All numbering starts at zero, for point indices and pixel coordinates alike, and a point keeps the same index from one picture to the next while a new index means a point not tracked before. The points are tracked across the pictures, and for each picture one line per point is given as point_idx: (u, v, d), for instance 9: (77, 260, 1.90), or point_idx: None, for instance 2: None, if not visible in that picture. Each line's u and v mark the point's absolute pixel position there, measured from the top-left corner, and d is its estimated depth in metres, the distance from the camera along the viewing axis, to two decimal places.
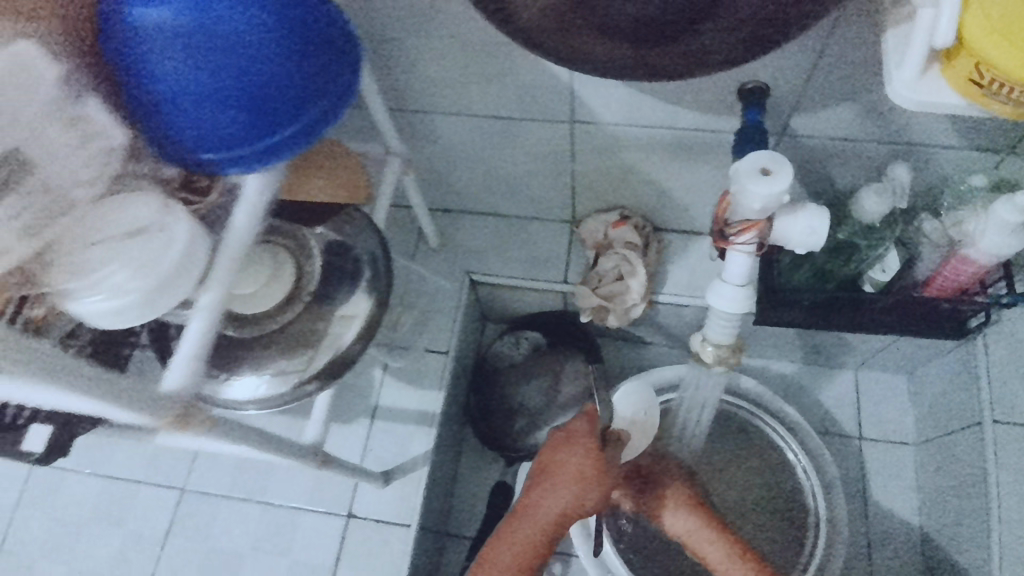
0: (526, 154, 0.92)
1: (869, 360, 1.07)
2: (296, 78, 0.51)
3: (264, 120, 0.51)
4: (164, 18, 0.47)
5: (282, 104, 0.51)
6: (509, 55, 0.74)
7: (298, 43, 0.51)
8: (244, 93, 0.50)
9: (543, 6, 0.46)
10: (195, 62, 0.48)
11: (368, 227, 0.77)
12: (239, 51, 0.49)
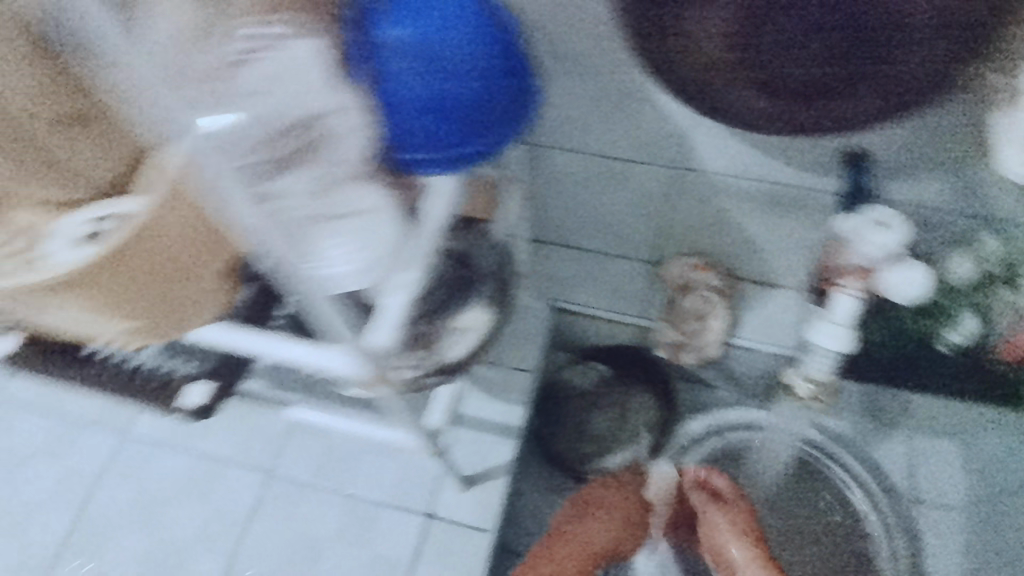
0: (628, 194, 0.99)
1: (920, 420, 1.12)
2: (496, 98, 0.58)
3: (464, 132, 0.58)
4: (404, 36, 0.54)
5: (480, 119, 0.58)
6: (643, 104, 0.82)
7: (504, 68, 0.58)
8: (453, 108, 0.56)
9: (720, 36, 0.57)
10: (418, 77, 0.55)
11: (491, 242, 0.84)
12: (456, 72, 0.56)
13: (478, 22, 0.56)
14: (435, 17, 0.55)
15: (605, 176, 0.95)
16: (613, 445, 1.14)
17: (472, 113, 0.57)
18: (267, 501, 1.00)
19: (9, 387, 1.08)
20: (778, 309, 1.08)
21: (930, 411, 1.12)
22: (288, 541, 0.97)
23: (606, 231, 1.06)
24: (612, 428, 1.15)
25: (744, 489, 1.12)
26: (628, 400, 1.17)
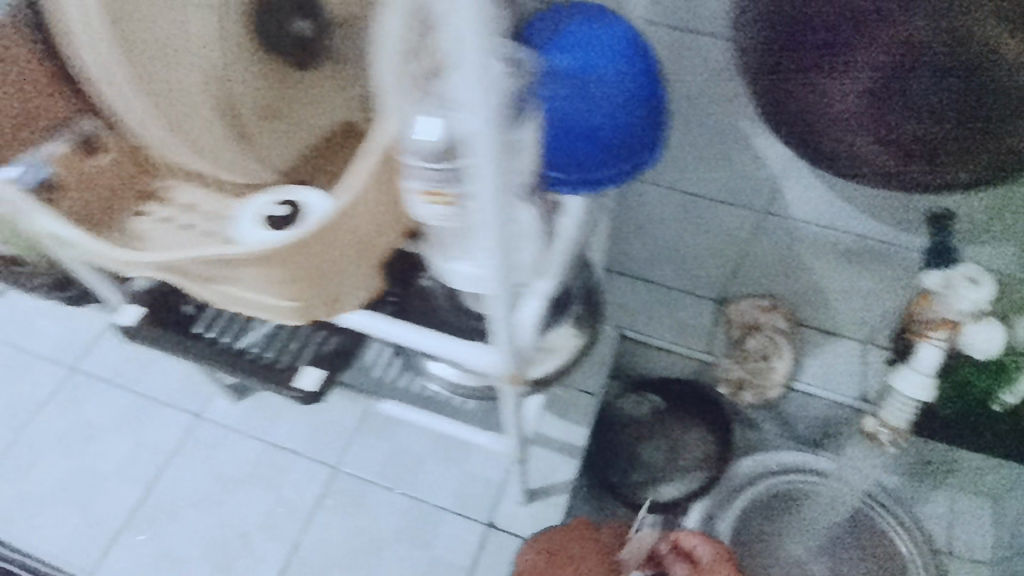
0: (708, 234, 1.02)
1: (972, 484, 1.12)
2: (635, 127, 0.62)
3: (604, 156, 0.62)
4: (562, 65, 0.59)
5: (620, 145, 0.62)
6: (741, 148, 0.86)
7: (645, 99, 0.62)
8: (596, 133, 0.61)
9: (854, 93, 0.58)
10: (566, 104, 0.60)
11: (582, 264, 0.88)
12: (604, 105, 0.60)
13: (626, 56, 0.60)
14: (595, 53, 0.59)
15: (688, 213, 0.99)
16: (665, 480, 1.11)
17: (612, 139, 0.61)
18: (332, 494, 1.02)
19: (94, 361, 1.13)
20: (836, 356, 1.12)
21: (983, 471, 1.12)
22: (352, 535, 0.99)
23: (679, 265, 1.09)
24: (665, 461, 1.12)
25: (798, 532, 1.09)
26: (685, 436, 1.14)
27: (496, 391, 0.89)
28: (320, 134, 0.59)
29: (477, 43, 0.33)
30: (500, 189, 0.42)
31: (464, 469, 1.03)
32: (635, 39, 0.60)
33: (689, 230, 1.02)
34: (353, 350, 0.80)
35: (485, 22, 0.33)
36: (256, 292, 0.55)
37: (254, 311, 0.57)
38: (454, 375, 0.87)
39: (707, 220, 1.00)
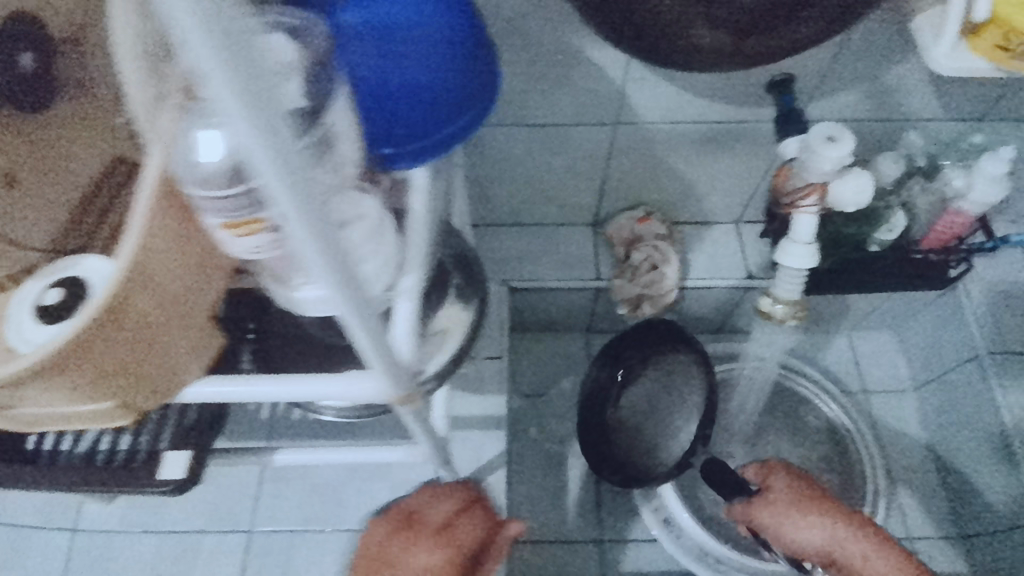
0: (566, 160, 0.99)
1: (863, 322, 1.23)
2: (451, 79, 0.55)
3: (455, 100, 0.55)
4: (358, 22, 0.51)
5: (471, 73, 0.56)
6: (574, 63, 0.81)
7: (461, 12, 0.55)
8: (438, 79, 0.54)
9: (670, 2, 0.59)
10: (401, 54, 0.52)
11: (455, 236, 0.83)
12: (418, 62, 0.53)
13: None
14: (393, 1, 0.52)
15: (544, 147, 0.96)
16: (677, 419, 1.02)
17: (448, 76, 0.54)
18: (257, 555, 0.93)
19: None
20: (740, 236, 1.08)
21: (876, 309, 1.20)
22: None
23: (548, 200, 1.07)
24: (658, 405, 1.03)
25: (731, 422, 1.14)
26: (669, 369, 1.03)
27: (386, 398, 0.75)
28: (85, 183, 0.48)
29: (242, 108, 0.26)
30: (310, 231, 0.33)
31: (395, 481, 0.94)
32: None
33: (549, 160, 0.98)
34: (224, 412, 0.70)
35: (230, 49, 0.25)
36: (63, 403, 0.43)
37: (75, 426, 0.46)
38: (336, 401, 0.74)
39: (565, 147, 0.96)
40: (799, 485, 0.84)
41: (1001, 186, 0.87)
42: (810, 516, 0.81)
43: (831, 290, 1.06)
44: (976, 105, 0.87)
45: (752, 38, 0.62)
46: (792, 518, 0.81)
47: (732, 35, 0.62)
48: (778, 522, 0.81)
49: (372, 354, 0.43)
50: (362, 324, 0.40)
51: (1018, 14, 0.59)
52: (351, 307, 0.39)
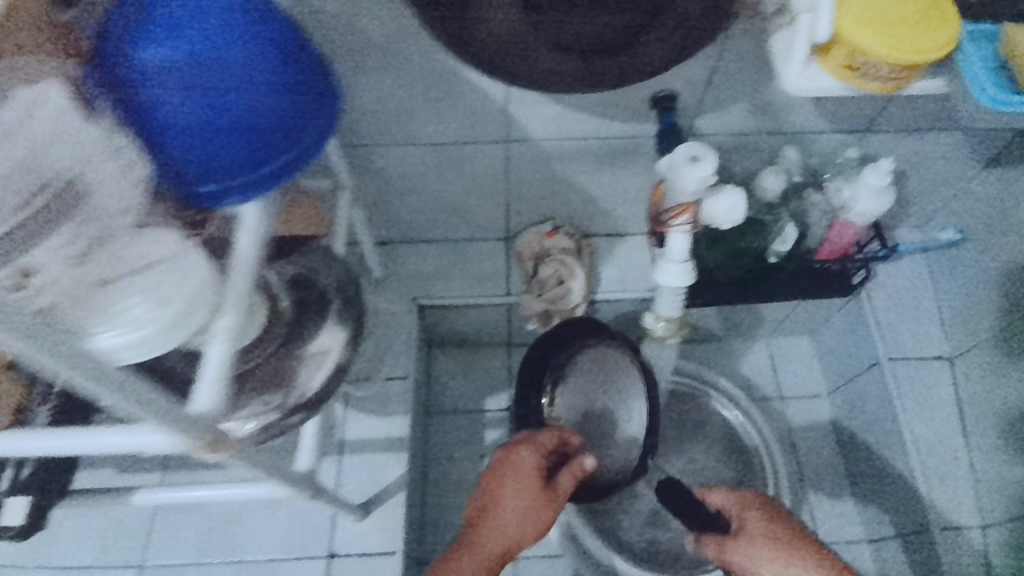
0: (464, 177, 0.97)
1: (779, 329, 1.23)
2: (284, 107, 0.55)
3: (280, 133, 0.55)
4: (165, 57, 0.50)
5: (297, 108, 0.56)
6: (452, 86, 0.80)
7: (288, 48, 0.55)
8: (258, 111, 0.53)
9: (500, 33, 0.57)
10: (219, 85, 0.52)
11: (333, 259, 0.81)
12: (240, 95, 0.52)
13: (243, 30, 0.53)
14: (208, 33, 0.51)
15: (438, 165, 0.94)
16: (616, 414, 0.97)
17: (279, 104, 0.54)
18: None
19: None
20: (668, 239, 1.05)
21: (792, 316, 1.20)
22: None
23: (453, 216, 1.06)
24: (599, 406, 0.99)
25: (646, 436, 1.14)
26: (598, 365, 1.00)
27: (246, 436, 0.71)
28: None
29: None
30: None
31: (286, 512, 0.94)
32: (245, 8, 0.53)
33: (446, 177, 0.97)
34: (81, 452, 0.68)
35: None
36: None
37: None
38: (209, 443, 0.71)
39: (461, 164, 0.95)
40: (776, 524, 0.78)
41: (888, 197, 0.88)
42: (786, 559, 0.76)
43: (728, 300, 1.03)
44: (861, 118, 0.87)
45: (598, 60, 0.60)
46: (769, 562, 0.75)
47: (578, 58, 0.61)
48: (754, 566, 0.76)
49: (137, 409, 0.42)
50: (68, 365, 0.37)
51: (856, 34, 0.59)
52: (70, 369, 0.38)
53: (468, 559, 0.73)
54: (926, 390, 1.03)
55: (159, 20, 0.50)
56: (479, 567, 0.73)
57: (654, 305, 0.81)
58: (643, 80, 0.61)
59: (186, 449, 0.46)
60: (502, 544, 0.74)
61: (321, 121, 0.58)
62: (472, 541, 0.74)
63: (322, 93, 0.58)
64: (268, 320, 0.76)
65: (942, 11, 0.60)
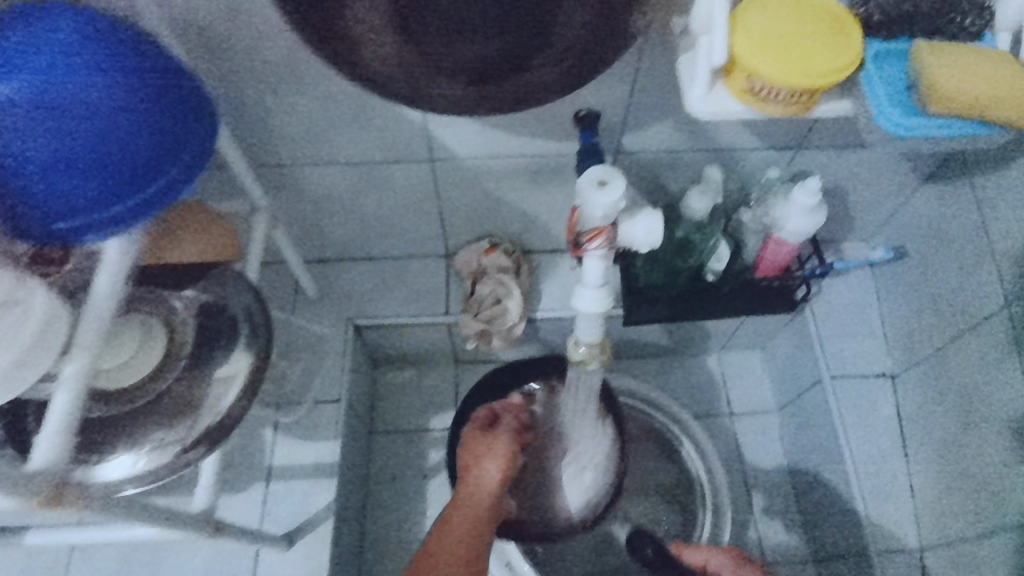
0: (392, 197, 0.95)
1: (729, 343, 1.21)
2: (150, 139, 0.54)
3: (133, 174, 0.54)
4: (15, 93, 0.50)
5: (155, 149, 0.55)
6: (362, 109, 0.77)
7: (152, 79, 0.55)
8: (108, 151, 0.53)
9: (383, 57, 0.56)
10: (65, 124, 0.51)
11: (242, 285, 0.79)
12: (97, 129, 0.52)
13: (102, 63, 0.52)
14: (63, 68, 0.51)
15: (362, 184, 0.92)
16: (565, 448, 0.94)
17: (143, 136, 0.54)
18: None
19: None
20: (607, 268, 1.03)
21: (740, 332, 1.18)
22: None
23: (386, 234, 1.03)
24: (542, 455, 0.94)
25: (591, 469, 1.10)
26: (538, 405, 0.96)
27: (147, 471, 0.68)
28: None
29: None
30: None
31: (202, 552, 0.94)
32: (103, 42, 0.53)
33: (373, 196, 0.94)
34: None
35: None
36: None
37: None
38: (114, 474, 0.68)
39: (386, 184, 0.92)
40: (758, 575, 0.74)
41: (817, 216, 0.86)
42: None
43: (667, 317, 1.00)
44: (790, 135, 0.85)
45: (490, 85, 0.58)
46: None
47: (470, 84, 0.58)
48: None
49: None
50: None
51: (753, 58, 0.58)
52: None
53: (463, 509, 0.68)
54: (868, 409, 1.01)
55: (14, 56, 0.51)
56: (475, 511, 0.68)
57: (574, 331, 0.80)
58: (540, 105, 0.59)
59: (22, 507, 0.45)
60: (485, 489, 0.71)
61: (185, 162, 0.58)
62: (458, 500, 0.69)
63: (194, 122, 0.58)
64: (168, 351, 0.73)
65: (846, 30, 0.58)
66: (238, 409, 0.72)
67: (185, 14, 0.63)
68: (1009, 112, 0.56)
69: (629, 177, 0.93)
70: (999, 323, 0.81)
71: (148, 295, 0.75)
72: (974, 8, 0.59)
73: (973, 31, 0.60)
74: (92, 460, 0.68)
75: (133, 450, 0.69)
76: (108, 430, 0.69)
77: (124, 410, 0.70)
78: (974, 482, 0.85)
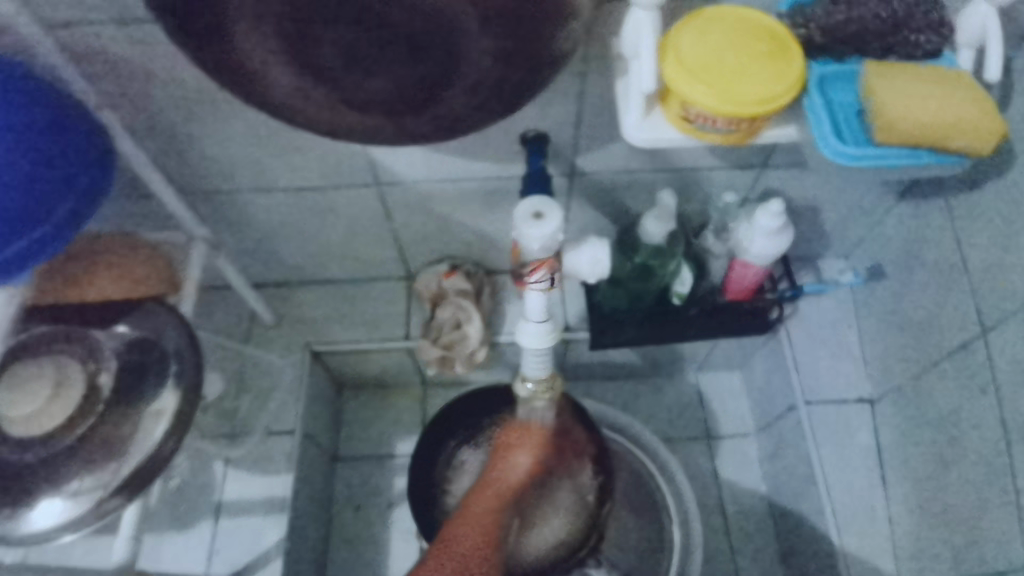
0: (341, 221, 0.91)
1: (705, 364, 1.17)
2: (33, 186, 0.53)
3: (11, 224, 0.53)
4: None
5: (32, 198, 0.54)
6: (295, 134, 0.74)
7: (36, 126, 0.54)
8: None
9: (289, 89, 0.53)
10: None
11: (169, 315, 0.73)
12: None
13: None
14: None
15: (306, 210, 0.88)
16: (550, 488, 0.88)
17: (24, 184, 0.53)
18: None
19: None
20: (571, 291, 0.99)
21: (715, 353, 1.13)
22: None
23: (341, 259, 0.99)
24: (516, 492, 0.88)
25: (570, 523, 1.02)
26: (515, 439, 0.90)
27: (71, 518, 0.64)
28: None
29: None
30: None
31: None
32: None
33: (321, 221, 0.91)
34: None
35: None
36: None
37: None
38: (45, 521, 0.64)
39: (333, 209, 0.88)
40: None
41: (782, 239, 0.81)
42: None
43: (634, 340, 0.93)
44: (752, 154, 0.81)
45: (402, 116, 0.53)
46: None
47: (382, 115, 0.53)
48: None
49: None
50: None
51: (686, 86, 0.53)
52: None
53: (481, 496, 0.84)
54: (845, 438, 0.95)
55: None
56: (491, 499, 0.84)
57: (522, 368, 0.76)
58: (463, 134, 0.55)
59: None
60: (509, 478, 0.86)
61: (70, 208, 0.57)
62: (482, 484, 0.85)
63: (82, 165, 0.57)
64: (86, 395, 0.68)
65: (787, 50, 0.55)
66: (166, 450, 0.67)
67: (92, 42, 0.62)
68: (961, 142, 0.53)
69: (585, 199, 0.89)
70: (975, 352, 0.76)
71: (70, 333, 0.71)
72: (928, 27, 0.56)
73: (929, 51, 0.56)
74: (12, 511, 0.65)
75: (54, 495, 0.65)
76: (23, 479, 0.65)
77: (43, 455, 0.66)
78: (955, 519, 0.79)
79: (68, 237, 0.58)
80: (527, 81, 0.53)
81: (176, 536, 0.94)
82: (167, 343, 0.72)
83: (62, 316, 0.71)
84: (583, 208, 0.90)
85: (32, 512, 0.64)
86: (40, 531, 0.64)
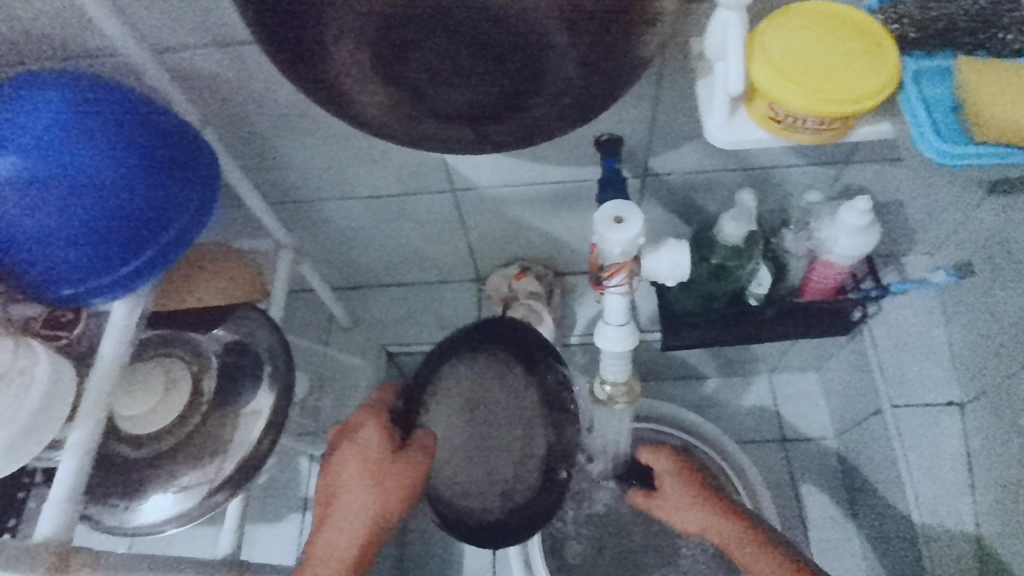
0: (416, 226, 0.93)
1: (779, 365, 1.14)
2: (151, 204, 0.58)
3: (129, 242, 0.58)
4: (31, 172, 0.54)
5: (150, 215, 0.58)
6: (374, 144, 0.77)
7: (153, 149, 0.58)
8: (111, 223, 0.56)
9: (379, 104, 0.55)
10: (55, 198, 0.54)
11: (264, 322, 0.77)
12: (104, 200, 0.56)
13: (103, 139, 0.56)
14: (72, 145, 0.55)
15: (384, 216, 0.90)
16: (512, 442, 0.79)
17: (143, 203, 0.57)
18: None
19: None
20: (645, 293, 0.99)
21: (792, 354, 1.10)
22: None
23: (414, 261, 1.02)
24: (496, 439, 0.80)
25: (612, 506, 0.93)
26: (483, 389, 0.80)
27: (183, 511, 0.68)
28: None
29: None
30: None
31: None
32: (108, 121, 0.56)
33: (397, 226, 0.93)
34: None
35: None
36: None
37: None
38: (163, 512, 0.68)
39: (410, 214, 0.91)
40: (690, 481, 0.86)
41: (867, 239, 0.78)
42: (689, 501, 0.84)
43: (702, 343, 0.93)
44: (833, 151, 0.79)
45: (488, 126, 0.55)
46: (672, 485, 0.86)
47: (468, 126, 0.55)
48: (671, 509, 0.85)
49: None
50: None
51: (774, 86, 0.53)
52: None
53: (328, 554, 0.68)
54: (932, 442, 0.90)
55: (28, 136, 0.54)
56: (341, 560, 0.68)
57: (600, 371, 0.78)
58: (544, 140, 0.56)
59: None
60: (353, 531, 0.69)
61: (181, 223, 0.60)
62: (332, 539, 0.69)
63: (191, 181, 0.61)
64: (189, 398, 0.73)
65: (883, 47, 0.53)
66: (263, 448, 0.71)
67: (192, 64, 0.66)
68: None
69: (657, 199, 0.89)
70: None
71: (174, 339, 0.76)
72: (1015, 25, 0.54)
73: (1015, 49, 0.54)
74: (125, 504, 0.69)
75: (165, 490, 0.69)
76: (134, 475, 0.70)
77: (155, 452, 0.70)
78: None
79: (184, 245, 0.62)
80: (609, 86, 0.53)
81: (266, 529, 0.99)
82: (263, 347, 0.76)
83: (168, 321, 0.76)
84: (657, 209, 0.90)
85: (143, 506, 0.69)
86: (153, 522, 0.68)
